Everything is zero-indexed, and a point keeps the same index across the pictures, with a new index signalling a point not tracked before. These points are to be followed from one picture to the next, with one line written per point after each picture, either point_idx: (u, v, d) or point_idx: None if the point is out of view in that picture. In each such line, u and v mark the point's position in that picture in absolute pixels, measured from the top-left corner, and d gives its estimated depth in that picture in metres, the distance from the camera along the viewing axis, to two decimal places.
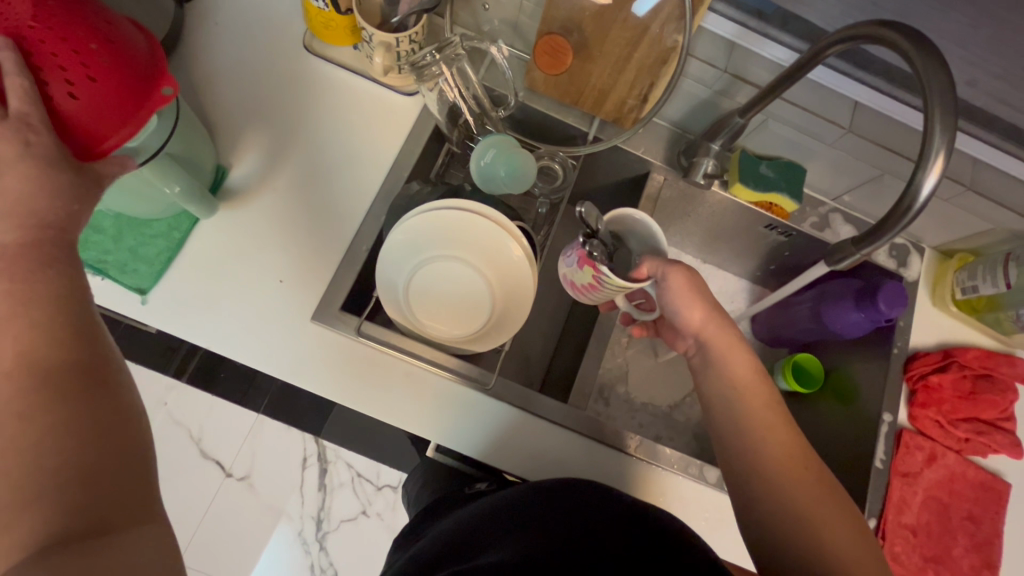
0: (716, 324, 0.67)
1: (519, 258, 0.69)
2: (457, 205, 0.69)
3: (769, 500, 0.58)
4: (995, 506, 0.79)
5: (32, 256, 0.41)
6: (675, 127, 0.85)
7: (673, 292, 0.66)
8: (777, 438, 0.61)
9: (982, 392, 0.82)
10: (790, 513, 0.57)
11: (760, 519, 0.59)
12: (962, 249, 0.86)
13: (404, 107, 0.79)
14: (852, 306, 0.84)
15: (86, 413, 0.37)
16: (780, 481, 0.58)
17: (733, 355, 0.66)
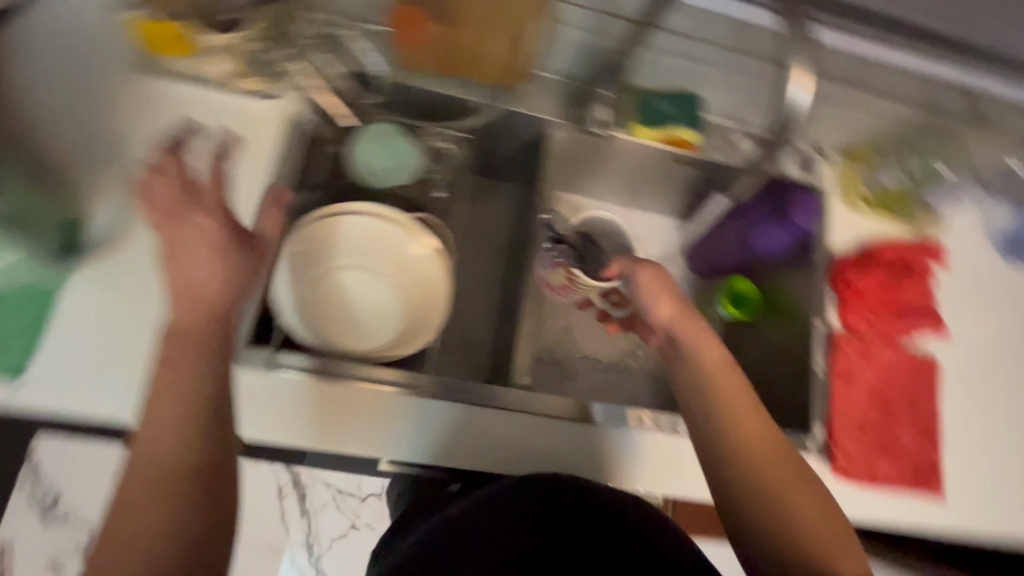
0: (684, 317, 0.66)
1: (425, 254, 0.71)
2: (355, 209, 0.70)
3: (738, 473, 0.59)
4: (930, 386, 0.83)
5: (200, 347, 0.49)
6: (562, 78, 0.81)
7: (641, 285, 0.69)
8: (745, 411, 0.62)
9: (901, 281, 0.85)
10: (758, 487, 0.59)
11: (729, 491, 0.60)
12: (862, 146, 0.88)
13: (269, 111, 0.72)
14: (772, 224, 0.84)
15: (180, 496, 0.44)
16: (748, 455, 0.60)
17: (700, 339, 0.65)
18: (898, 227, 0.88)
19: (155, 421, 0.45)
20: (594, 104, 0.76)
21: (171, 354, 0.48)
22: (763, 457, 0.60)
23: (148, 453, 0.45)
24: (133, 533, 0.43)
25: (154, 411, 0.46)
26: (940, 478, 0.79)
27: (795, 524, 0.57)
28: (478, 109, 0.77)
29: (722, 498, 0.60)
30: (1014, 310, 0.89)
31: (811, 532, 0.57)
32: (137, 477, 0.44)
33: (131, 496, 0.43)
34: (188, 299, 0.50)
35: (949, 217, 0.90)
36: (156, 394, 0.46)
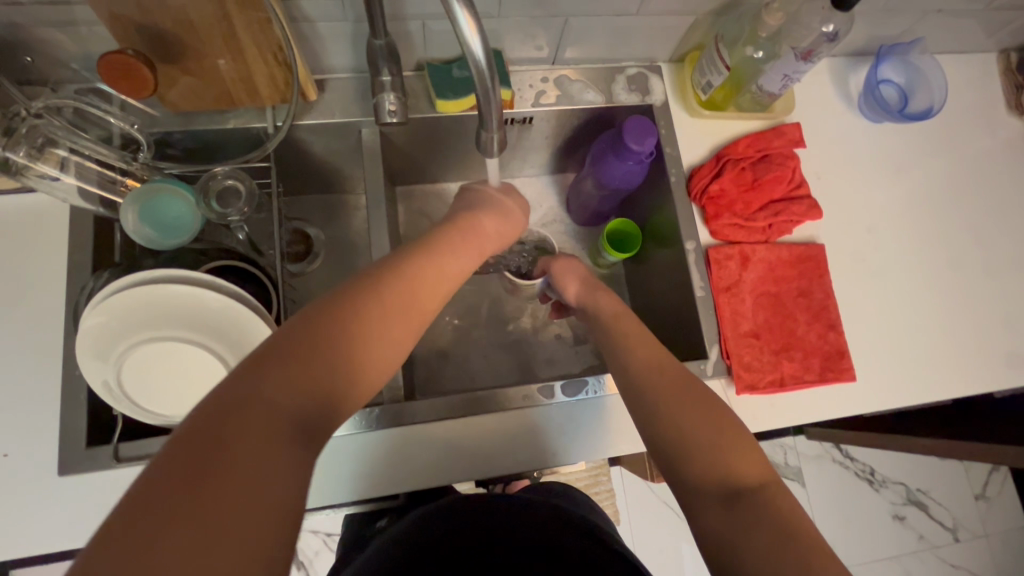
0: (593, 285, 0.73)
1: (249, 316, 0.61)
2: (163, 277, 0.59)
3: (666, 424, 0.56)
4: (817, 272, 0.80)
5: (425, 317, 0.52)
6: (356, 74, 0.77)
7: (553, 271, 0.77)
8: (673, 366, 0.61)
9: (764, 174, 0.81)
10: (689, 434, 0.55)
11: (662, 444, 0.56)
12: (689, 49, 0.83)
13: (50, 201, 0.68)
14: (614, 159, 0.80)
15: (304, 428, 0.41)
16: (674, 402, 0.57)
17: (602, 301, 0.70)
18: (750, 120, 0.85)
19: (346, 340, 0.45)
20: (382, 93, 0.69)
21: (351, 306, 0.47)
22: (691, 403, 0.57)
23: (336, 368, 0.44)
24: (230, 478, 0.36)
25: (339, 330, 0.45)
26: (847, 362, 0.76)
27: (729, 468, 0.52)
28: (273, 132, 0.74)
29: (655, 452, 0.57)
30: (884, 168, 0.87)
31: (747, 475, 0.52)
32: (282, 396, 0.41)
33: (269, 416, 0.39)
34: (421, 279, 0.53)
35: (798, 94, 0.87)
36: (350, 317, 0.46)
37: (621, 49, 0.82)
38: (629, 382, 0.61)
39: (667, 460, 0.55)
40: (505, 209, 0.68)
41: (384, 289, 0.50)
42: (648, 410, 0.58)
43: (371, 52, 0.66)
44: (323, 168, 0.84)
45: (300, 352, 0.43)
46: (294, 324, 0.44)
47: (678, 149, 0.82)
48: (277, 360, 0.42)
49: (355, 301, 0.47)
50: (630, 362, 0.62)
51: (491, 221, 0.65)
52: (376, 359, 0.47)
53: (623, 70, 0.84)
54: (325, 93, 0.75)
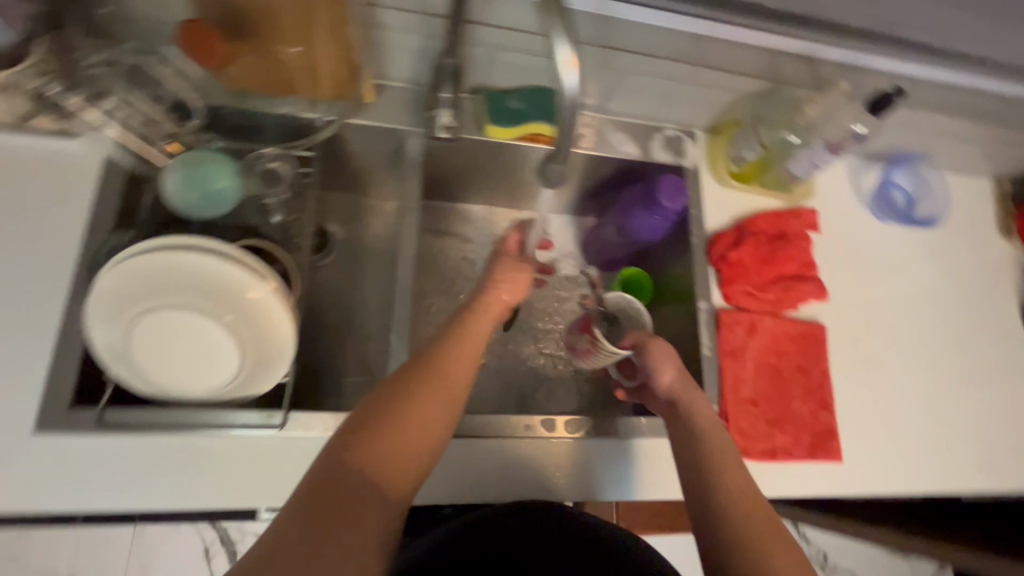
0: (687, 385, 0.67)
1: (262, 296, 0.60)
2: (181, 244, 0.57)
3: (716, 492, 0.57)
4: (817, 352, 0.83)
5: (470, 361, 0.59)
6: (412, 86, 0.79)
7: (649, 353, 0.69)
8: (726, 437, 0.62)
9: (779, 251, 0.85)
10: (733, 508, 0.56)
11: (707, 511, 0.57)
12: (725, 120, 0.87)
13: (83, 150, 0.66)
14: (644, 212, 0.83)
15: (390, 501, 0.48)
16: (728, 473, 0.58)
17: (700, 405, 0.65)
18: (772, 199, 0.89)
19: (426, 424, 0.53)
20: (437, 109, 0.70)
21: (419, 389, 0.54)
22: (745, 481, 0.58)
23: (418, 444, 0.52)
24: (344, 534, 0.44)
25: (414, 415, 0.52)
26: (835, 443, 0.79)
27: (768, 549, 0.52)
28: (321, 125, 0.75)
29: (698, 519, 0.57)
30: (886, 265, 0.92)
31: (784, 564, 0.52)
32: (377, 470, 0.49)
33: (352, 479, 0.47)
34: (452, 352, 0.58)
35: (816, 182, 0.92)
36: (423, 400, 0.54)
37: (662, 111, 0.87)
38: (686, 451, 0.62)
39: (708, 524, 0.56)
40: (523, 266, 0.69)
41: (442, 370, 0.56)
42: (700, 476, 0.59)
43: (437, 69, 0.68)
44: (359, 169, 0.85)
45: (382, 437, 0.50)
46: (375, 408, 0.52)
47: (703, 213, 0.86)
48: (370, 436, 0.50)
49: (429, 385, 0.55)
50: (696, 431, 0.63)
51: (512, 283, 0.67)
52: (437, 434, 0.53)
53: (661, 130, 0.88)
54: (379, 98, 0.77)
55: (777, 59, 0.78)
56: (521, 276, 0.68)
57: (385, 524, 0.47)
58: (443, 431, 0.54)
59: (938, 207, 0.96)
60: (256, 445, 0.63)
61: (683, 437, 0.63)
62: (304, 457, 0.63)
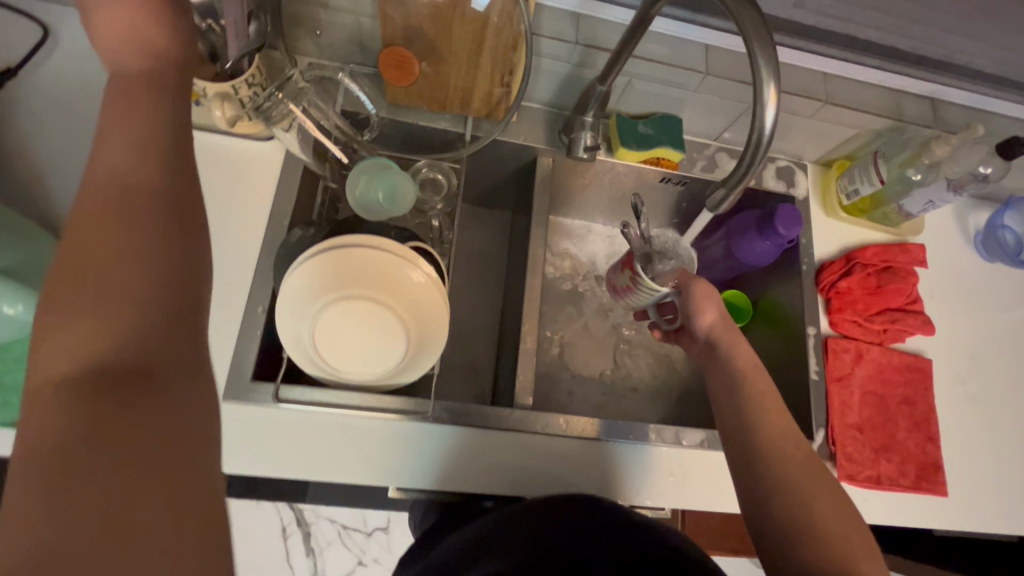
0: (724, 326, 0.73)
1: (424, 283, 0.66)
2: (355, 239, 0.64)
3: (787, 510, 0.59)
4: (923, 385, 0.84)
5: (177, 174, 0.42)
6: (549, 107, 0.85)
7: (692, 292, 0.74)
8: (804, 454, 0.63)
9: (888, 283, 0.87)
10: (810, 526, 0.58)
11: (778, 528, 0.59)
12: (838, 156, 0.92)
13: (267, 152, 0.75)
14: (757, 236, 0.87)
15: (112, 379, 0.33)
16: (806, 494, 0.60)
17: (738, 346, 0.71)
18: (878, 232, 0.92)
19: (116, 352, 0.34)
20: (580, 131, 0.77)
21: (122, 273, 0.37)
22: (821, 498, 0.60)
23: (129, 389, 0.33)
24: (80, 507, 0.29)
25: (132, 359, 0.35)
26: (942, 476, 0.80)
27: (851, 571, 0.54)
28: (468, 139, 0.81)
29: (766, 538, 0.60)
30: (993, 303, 0.93)
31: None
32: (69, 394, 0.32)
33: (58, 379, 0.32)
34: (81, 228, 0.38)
35: (924, 220, 0.94)
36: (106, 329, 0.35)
37: (778, 143, 0.91)
38: (755, 471, 0.63)
39: (779, 540, 0.59)
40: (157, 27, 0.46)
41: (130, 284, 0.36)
42: (768, 497, 0.61)
43: (587, 94, 0.74)
44: (485, 181, 0.91)
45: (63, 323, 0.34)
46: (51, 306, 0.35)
47: (812, 242, 0.89)
48: (75, 400, 0.32)
49: (105, 326, 0.35)
50: (768, 453, 0.63)
51: (125, 116, 0.42)
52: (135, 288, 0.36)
53: (774, 161, 0.92)
54: (520, 118, 0.83)
55: (901, 98, 0.82)
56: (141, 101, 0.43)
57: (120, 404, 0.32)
58: (151, 285, 0.37)
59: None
60: (405, 431, 0.70)
61: (748, 456, 0.64)
62: (444, 440, 0.71)
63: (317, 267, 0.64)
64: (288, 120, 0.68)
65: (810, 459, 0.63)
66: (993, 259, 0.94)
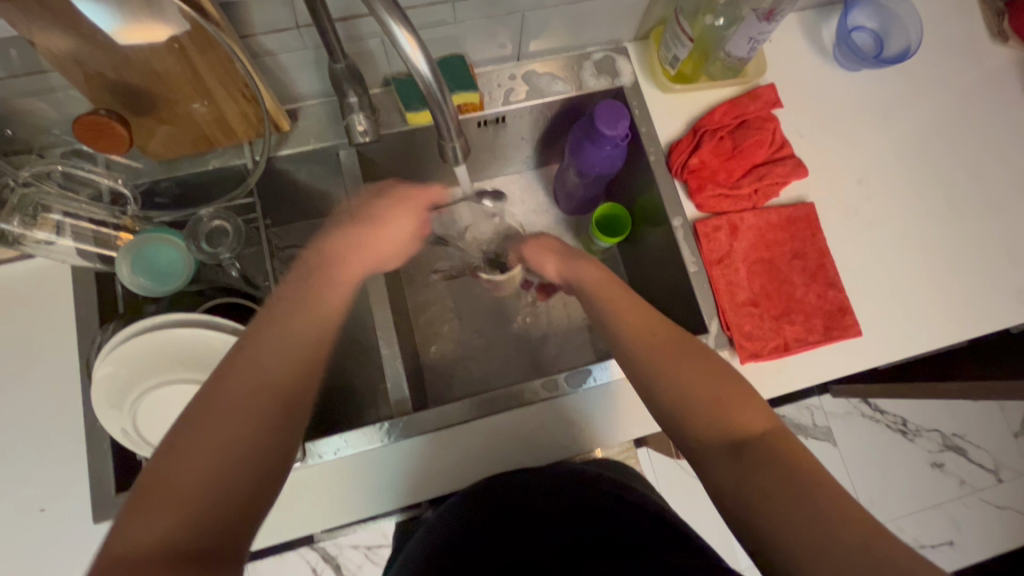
0: (567, 262, 0.71)
1: (228, 341, 0.62)
2: (144, 325, 0.61)
3: (667, 389, 0.56)
4: (810, 232, 0.79)
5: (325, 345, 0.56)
6: (326, 98, 0.78)
7: (526, 255, 0.75)
8: (664, 335, 0.60)
9: (744, 140, 0.80)
10: (691, 397, 0.55)
11: (666, 412, 0.56)
12: (652, 25, 0.83)
13: (46, 264, 0.70)
14: (591, 146, 0.80)
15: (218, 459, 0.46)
16: (675, 374, 0.57)
17: (585, 272, 0.68)
18: (724, 88, 0.83)
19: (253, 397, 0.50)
20: (351, 115, 0.70)
21: (252, 347, 0.52)
22: (700, 373, 0.56)
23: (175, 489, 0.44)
24: (164, 523, 0.43)
25: (217, 412, 0.48)
26: (851, 318, 0.76)
27: (731, 421, 0.53)
28: (252, 166, 0.75)
29: (663, 420, 0.57)
30: (868, 116, 0.85)
31: (748, 425, 0.53)
32: (182, 465, 0.45)
33: (187, 452, 0.46)
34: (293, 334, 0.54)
35: (770, 55, 0.85)
36: (245, 370, 0.50)
37: (583, 36, 0.82)
38: (631, 367, 0.59)
39: (671, 421, 0.56)
40: (416, 199, 0.71)
41: (290, 354, 0.53)
42: (649, 388, 0.58)
43: (333, 76, 0.66)
44: (310, 195, 0.86)
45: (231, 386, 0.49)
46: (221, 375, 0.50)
47: (654, 127, 0.82)
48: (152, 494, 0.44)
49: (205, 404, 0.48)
50: (632, 349, 0.60)
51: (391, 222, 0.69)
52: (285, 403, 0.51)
53: (589, 56, 0.84)
54: (301, 122, 0.77)
55: None
56: (407, 219, 0.70)
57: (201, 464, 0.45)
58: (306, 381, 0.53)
59: (913, 45, 0.85)
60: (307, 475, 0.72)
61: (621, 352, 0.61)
62: (339, 472, 0.72)
63: (121, 367, 0.61)
64: (24, 242, 0.67)
65: (673, 339, 0.60)
66: (855, 66, 0.85)
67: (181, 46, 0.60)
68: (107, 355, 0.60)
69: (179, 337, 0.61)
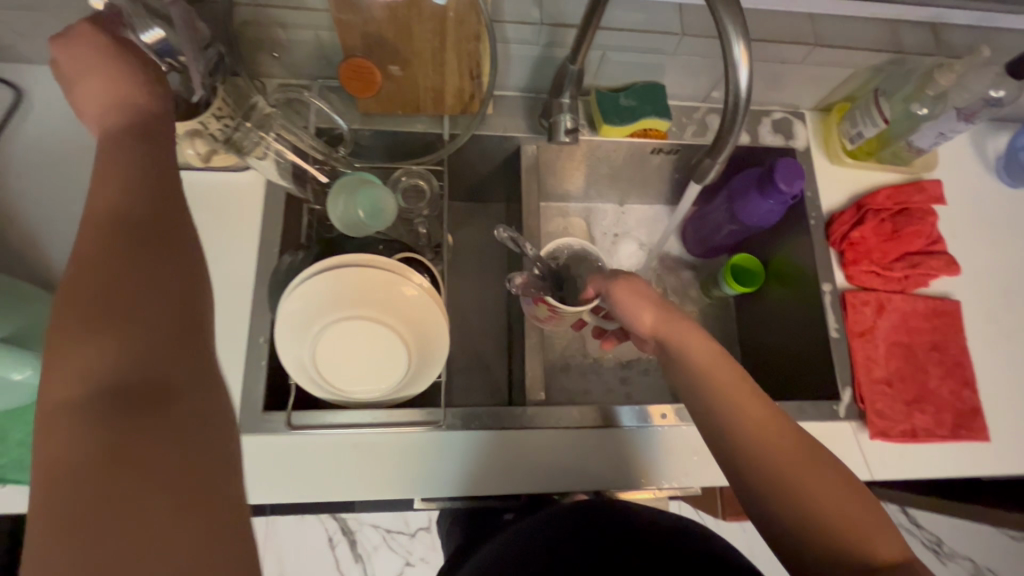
0: (667, 319, 0.65)
1: (415, 293, 0.65)
2: (342, 261, 0.63)
3: (792, 506, 0.55)
4: (953, 328, 0.80)
5: (130, 133, 0.46)
6: (526, 93, 0.82)
7: (616, 299, 0.68)
8: (786, 443, 0.57)
9: (904, 226, 0.82)
10: (822, 523, 0.54)
11: (776, 532, 0.56)
12: (837, 99, 0.87)
13: (246, 180, 0.74)
14: (759, 196, 0.83)
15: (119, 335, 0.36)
16: (807, 494, 0.55)
17: (693, 344, 0.63)
18: (889, 173, 0.87)
19: (82, 373, 0.35)
20: (559, 114, 0.73)
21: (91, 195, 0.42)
22: (820, 487, 0.55)
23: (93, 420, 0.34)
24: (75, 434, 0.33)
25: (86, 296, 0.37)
26: (982, 421, 0.76)
27: (852, 557, 0.52)
28: (447, 139, 0.79)
29: (771, 540, 0.57)
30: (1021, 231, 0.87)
31: (881, 560, 0.52)
32: (58, 371, 0.35)
33: (75, 361, 0.35)
34: (100, 178, 0.43)
35: (938, 152, 0.88)
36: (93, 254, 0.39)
37: (771, 95, 0.86)
38: (744, 489, 0.58)
39: (794, 548, 0.55)
40: (101, 63, 0.49)
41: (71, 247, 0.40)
42: (758, 505, 0.57)
43: (561, 74, 0.70)
44: (473, 178, 0.89)
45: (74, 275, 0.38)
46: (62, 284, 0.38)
47: (818, 193, 0.85)
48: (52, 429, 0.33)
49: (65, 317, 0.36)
50: (755, 466, 0.57)
51: (91, 93, 0.49)
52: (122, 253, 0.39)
53: (769, 114, 0.88)
54: (498, 109, 0.81)
55: (897, 29, 0.77)
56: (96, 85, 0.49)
57: (106, 355, 0.36)
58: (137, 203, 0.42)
59: None
60: (427, 441, 0.70)
61: (726, 449, 0.59)
62: (458, 448, 0.70)
63: (310, 299, 0.64)
64: (256, 151, 0.67)
65: (802, 451, 0.57)
66: (1016, 182, 0.88)
67: (448, 15, 0.64)
68: (304, 278, 0.63)
69: (372, 277, 0.64)
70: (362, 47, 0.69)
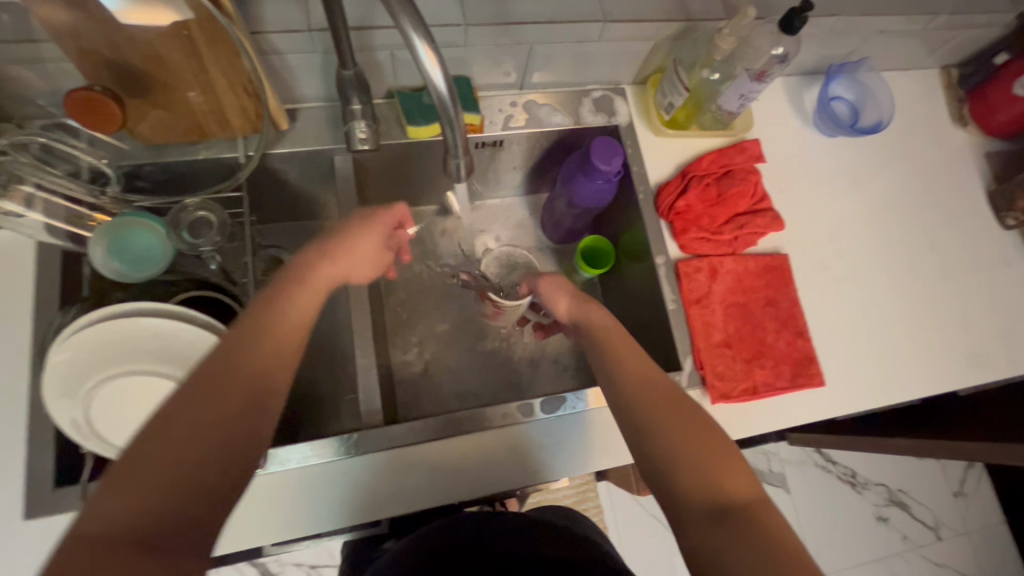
0: (581, 300, 0.71)
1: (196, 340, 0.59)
2: (105, 312, 0.57)
3: (663, 446, 0.54)
4: (783, 281, 0.82)
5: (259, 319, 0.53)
6: (328, 102, 0.78)
7: (540, 289, 0.74)
8: (664, 392, 0.58)
9: (727, 188, 0.84)
10: (688, 462, 0.53)
11: (654, 463, 0.54)
12: (650, 71, 0.87)
13: (11, 238, 0.67)
14: (585, 179, 0.82)
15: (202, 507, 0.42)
16: (672, 433, 0.55)
17: (595, 315, 0.69)
18: (712, 138, 0.88)
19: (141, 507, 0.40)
20: (352, 121, 0.69)
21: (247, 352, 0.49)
22: (687, 429, 0.55)
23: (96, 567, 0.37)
24: None
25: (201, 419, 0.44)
26: (817, 367, 0.79)
27: (721, 484, 0.51)
28: (244, 161, 0.74)
29: (649, 474, 0.55)
30: (839, 178, 0.91)
31: (738, 488, 0.51)
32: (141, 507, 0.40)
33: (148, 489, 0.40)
34: (287, 324, 0.53)
35: (755, 111, 0.90)
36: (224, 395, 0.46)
37: (585, 75, 0.85)
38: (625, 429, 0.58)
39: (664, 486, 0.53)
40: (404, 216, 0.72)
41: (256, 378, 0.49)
42: (647, 439, 0.55)
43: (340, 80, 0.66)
44: (296, 197, 0.85)
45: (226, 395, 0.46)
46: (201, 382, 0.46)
47: (644, 167, 0.85)
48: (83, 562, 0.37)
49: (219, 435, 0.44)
50: (634, 409, 0.58)
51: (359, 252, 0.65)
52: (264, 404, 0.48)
53: (588, 94, 0.87)
54: (299, 123, 0.77)
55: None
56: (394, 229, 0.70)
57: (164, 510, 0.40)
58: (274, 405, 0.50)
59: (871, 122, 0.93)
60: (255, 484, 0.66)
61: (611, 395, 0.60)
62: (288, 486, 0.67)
63: (79, 359, 0.58)
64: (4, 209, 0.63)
65: (674, 396, 0.58)
66: (831, 133, 0.91)
67: (189, 31, 0.59)
68: (63, 338, 0.56)
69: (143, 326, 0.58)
70: (109, 77, 0.63)
